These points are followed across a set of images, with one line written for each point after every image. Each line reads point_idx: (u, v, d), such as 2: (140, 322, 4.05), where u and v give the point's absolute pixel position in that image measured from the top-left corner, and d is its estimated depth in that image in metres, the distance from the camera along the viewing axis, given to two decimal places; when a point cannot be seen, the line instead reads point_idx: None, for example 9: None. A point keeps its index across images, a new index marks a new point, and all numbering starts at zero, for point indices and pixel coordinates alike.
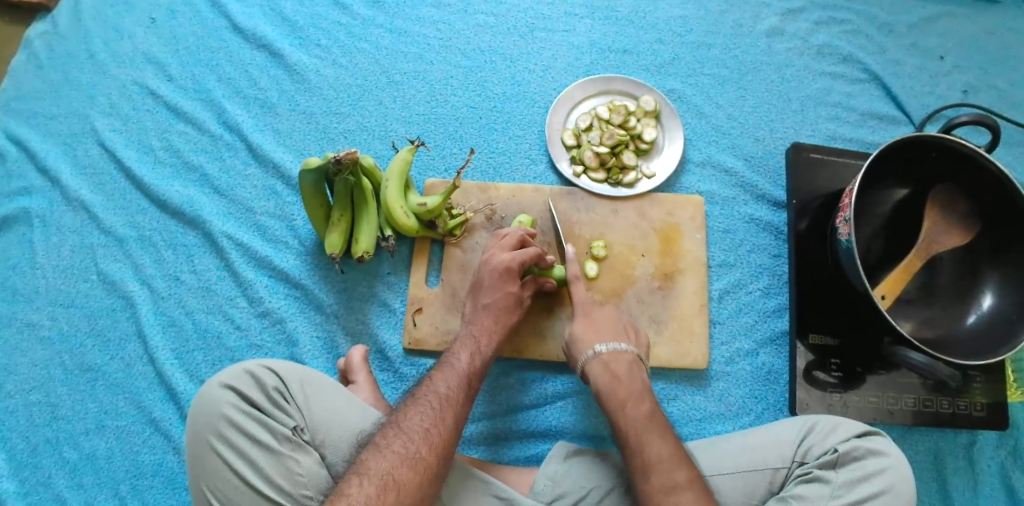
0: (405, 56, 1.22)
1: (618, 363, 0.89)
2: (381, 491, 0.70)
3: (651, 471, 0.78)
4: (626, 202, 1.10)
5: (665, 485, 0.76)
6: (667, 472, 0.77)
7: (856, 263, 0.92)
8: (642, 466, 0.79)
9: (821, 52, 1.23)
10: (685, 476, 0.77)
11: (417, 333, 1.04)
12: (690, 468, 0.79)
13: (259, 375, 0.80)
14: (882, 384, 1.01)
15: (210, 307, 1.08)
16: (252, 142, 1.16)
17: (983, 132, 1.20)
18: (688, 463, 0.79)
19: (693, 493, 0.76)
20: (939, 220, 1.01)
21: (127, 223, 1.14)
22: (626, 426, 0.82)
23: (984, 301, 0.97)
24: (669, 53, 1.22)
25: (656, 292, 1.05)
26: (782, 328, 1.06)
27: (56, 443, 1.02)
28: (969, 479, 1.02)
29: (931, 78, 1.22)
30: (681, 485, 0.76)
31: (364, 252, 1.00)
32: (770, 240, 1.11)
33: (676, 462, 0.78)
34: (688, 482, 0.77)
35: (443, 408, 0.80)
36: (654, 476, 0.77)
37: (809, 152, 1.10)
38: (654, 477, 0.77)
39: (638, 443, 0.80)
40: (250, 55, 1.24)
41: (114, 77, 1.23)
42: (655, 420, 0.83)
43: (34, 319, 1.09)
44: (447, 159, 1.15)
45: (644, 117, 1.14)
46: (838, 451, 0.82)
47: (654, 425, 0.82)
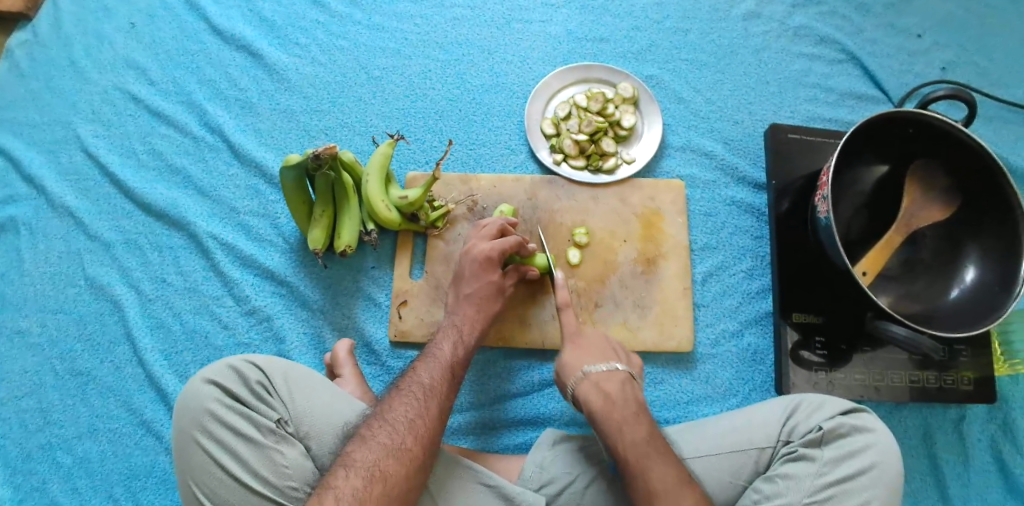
0: (383, 51, 1.22)
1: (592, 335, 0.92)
2: (368, 482, 0.71)
3: (590, 385, 0.84)
4: (607, 188, 1.10)
5: (599, 396, 0.82)
6: (604, 385, 0.83)
7: (836, 241, 0.93)
8: (582, 381, 0.85)
9: (798, 34, 1.23)
10: (618, 389, 0.83)
11: (402, 325, 1.05)
12: (629, 386, 0.84)
13: (243, 368, 0.80)
14: (867, 361, 1.01)
15: (197, 308, 1.08)
16: (233, 142, 1.17)
17: (961, 107, 1.21)
18: (626, 379, 0.85)
19: (623, 403, 0.81)
20: (920, 195, 1.01)
21: (112, 227, 1.14)
22: (572, 352, 0.89)
23: (966, 275, 0.98)
24: (646, 40, 1.23)
25: (640, 277, 1.06)
26: (766, 309, 1.07)
27: (49, 448, 1.03)
28: (959, 453, 1.02)
29: (908, 56, 1.22)
30: (614, 394, 0.82)
31: (347, 246, 1.01)
32: (752, 222, 1.12)
33: (616, 377, 0.84)
34: (623, 395, 0.82)
35: (427, 398, 0.80)
36: (592, 389, 0.83)
37: (787, 133, 1.11)
38: (593, 391, 0.83)
39: (580, 363, 0.87)
40: (230, 56, 1.24)
41: (95, 83, 1.23)
42: (604, 348, 0.89)
43: (23, 326, 1.09)
44: (428, 152, 1.16)
45: (622, 103, 1.14)
46: (823, 429, 0.81)
47: (601, 350, 0.89)
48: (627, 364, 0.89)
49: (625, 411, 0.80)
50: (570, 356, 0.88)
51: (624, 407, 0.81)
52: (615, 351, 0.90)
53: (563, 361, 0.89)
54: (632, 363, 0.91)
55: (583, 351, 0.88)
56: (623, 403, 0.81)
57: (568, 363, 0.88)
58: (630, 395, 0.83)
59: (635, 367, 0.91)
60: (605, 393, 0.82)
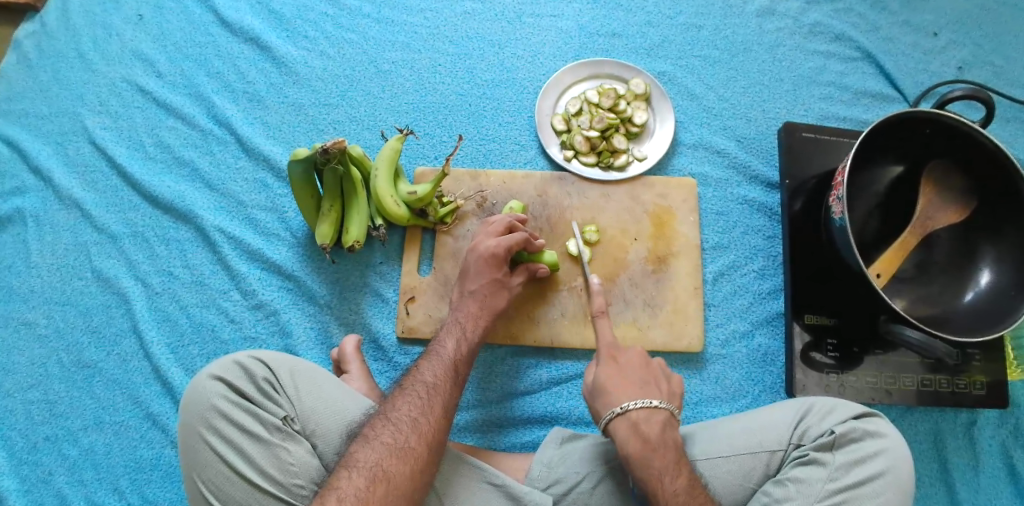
0: (393, 45, 1.21)
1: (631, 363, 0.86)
2: (371, 483, 0.70)
3: (628, 426, 0.79)
4: (618, 185, 1.09)
5: (638, 440, 0.78)
6: (644, 428, 0.79)
7: (849, 241, 0.92)
8: (619, 419, 0.80)
9: (813, 31, 1.21)
10: (657, 433, 0.79)
11: (410, 321, 1.04)
12: (669, 428, 0.80)
13: (249, 365, 0.80)
14: (879, 364, 1.00)
15: (204, 301, 1.08)
16: (241, 135, 1.16)
17: (978, 107, 1.19)
18: (666, 420, 0.80)
19: (663, 450, 0.77)
20: (934, 197, 0.99)
21: (119, 220, 1.14)
22: (608, 382, 0.84)
23: (981, 278, 0.97)
24: (658, 35, 1.21)
25: (650, 276, 1.05)
26: (778, 310, 1.06)
27: (54, 440, 1.02)
28: (970, 458, 1.01)
29: (925, 54, 1.20)
30: (653, 440, 0.78)
31: (355, 241, 1.00)
32: (764, 221, 1.10)
33: (656, 418, 0.80)
34: (663, 440, 0.79)
35: (430, 395, 0.79)
36: (630, 430, 0.79)
37: (803, 131, 1.09)
38: (632, 434, 0.79)
39: (618, 398, 0.82)
40: (238, 48, 1.23)
41: (103, 75, 1.23)
42: (645, 378, 0.84)
43: (30, 317, 1.09)
44: (437, 147, 1.15)
45: (634, 100, 1.13)
46: (835, 433, 0.80)
47: (640, 382, 0.84)
48: (666, 397, 0.83)
49: (665, 459, 0.77)
50: (608, 386, 0.83)
51: (663, 456, 0.77)
52: (656, 380, 0.85)
53: (600, 391, 0.83)
54: (671, 390, 0.85)
55: (621, 382, 0.83)
56: (663, 450, 0.78)
57: (608, 394, 0.83)
58: (669, 439, 0.79)
59: (674, 395, 0.85)
60: (642, 436, 0.78)
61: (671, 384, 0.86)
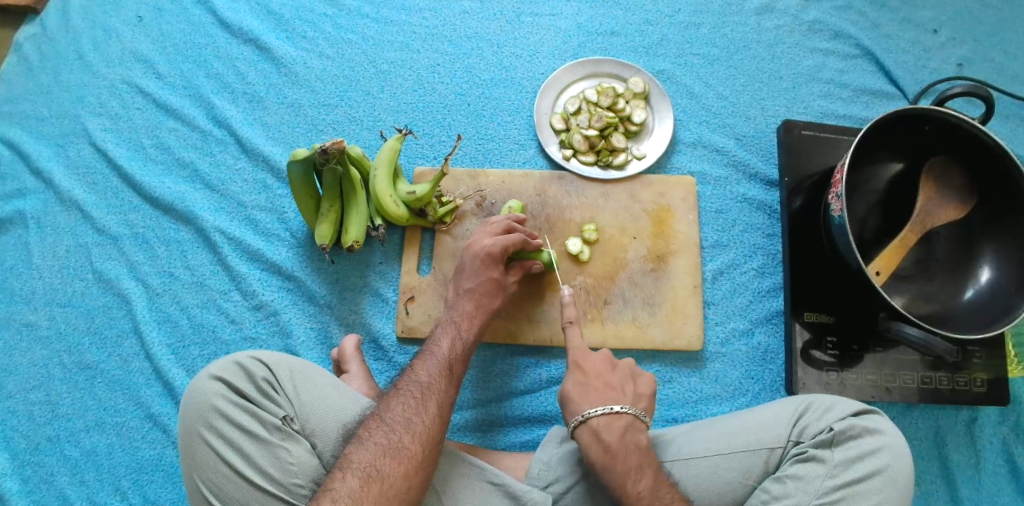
0: (392, 45, 1.21)
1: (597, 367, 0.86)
2: (365, 483, 0.70)
3: (590, 433, 0.80)
4: (617, 184, 1.09)
5: (599, 448, 0.79)
6: (605, 435, 0.79)
7: (848, 239, 0.92)
8: (582, 427, 0.81)
9: (813, 29, 1.21)
10: (618, 439, 0.79)
11: (410, 321, 1.04)
12: (631, 433, 0.81)
13: (248, 365, 0.80)
14: (880, 361, 1.00)
15: (204, 302, 1.08)
16: (241, 136, 1.16)
17: (978, 104, 1.19)
18: (628, 424, 0.81)
19: (625, 456, 0.78)
20: (934, 193, 0.98)
21: (120, 221, 1.14)
22: (572, 388, 0.84)
23: (981, 275, 0.96)
24: (657, 34, 1.21)
25: (649, 274, 1.05)
26: (779, 308, 1.06)
27: (56, 441, 1.03)
28: (971, 456, 1.01)
29: (924, 51, 1.20)
30: (614, 446, 0.79)
31: (354, 241, 1.00)
32: (764, 219, 1.10)
33: (618, 424, 0.80)
34: (624, 445, 0.79)
35: (425, 395, 0.80)
36: (592, 437, 0.80)
37: (801, 129, 1.09)
38: (593, 440, 0.80)
39: (580, 405, 0.82)
40: (238, 49, 1.23)
41: (103, 77, 1.23)
42: (609, 382, 0.85)
43: (31, 319, 1.09)
44: (436, 146, 1.15)
45: (633, 98, 1.13)
46: (834, 430, 0.80)
47: (603, 387, 0.84)
48: (631, 401, 0.84)
49: (628, 464, 0.78)
50: (571, 392, 0.84)
51: (624, 461, 0.78)
52: (620, 385, 0.85)
53: (565, 397, 0.84)
54: (638, 392, 0.85)
55: (584, 387, 0.84)
56: (625, 455, 0.79)
57: (570, 400, 0.84)
58: (631, 443, 0.80)
59: (643, 397, 0.85)
60: (604, 442, 0.79)
61: (637, 387, 0.85)
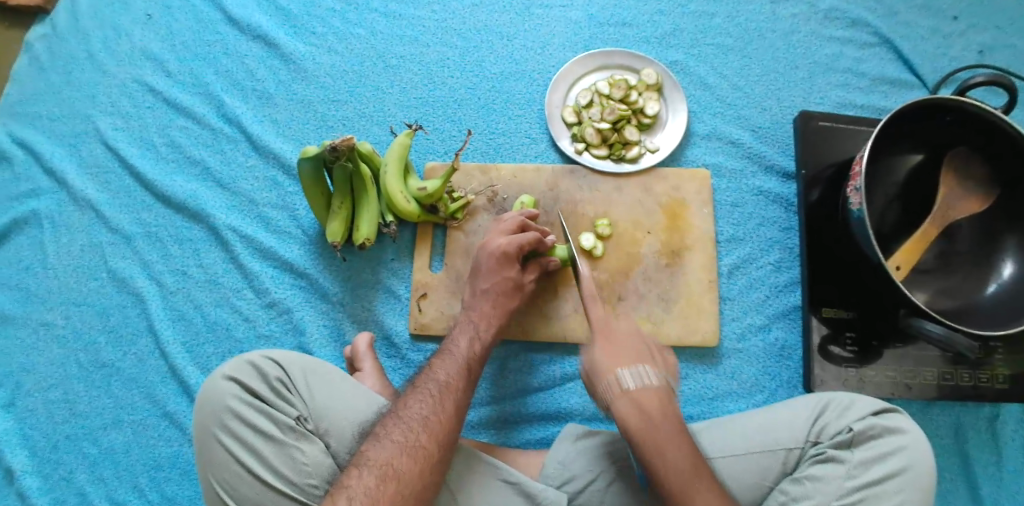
0: (401, 39, 1.20)
1: (648, 399, 0.77)
2: (381, 481, 0.69)
3: (629, 402, 0.76)
4: (630, 178, 1.08)
5: (638, 417, 0.75)
6: (641, 399, 0.76)
7: (868, 233, 0.90)
8: (620, 398, 0.77)
9: (828, 17, 1.19)
10: (658, 408, 0.76)
11: (422, 318, 1.04)
12: (667, 400, 0.78)
13: (262, 365, 0.80)
14: (899, 357, 0.98)
15: (218, 300, 1.08)
16: (251, 134, 1.15)
17: (999, 92, 1.16)
18: (664, 391, 0.78)
19: (663, 423, 0.75)
20: (955, 184, 0.96)
21: (133, 220, 1.14)
22: (602, 349, 0.82)
23: (1003, 270, 0.94)
24: (670, 24, 1.19)
25: (663, 269, 1.03)
26: (795, 303, 1.04)
27: (74, 439, 1.03)
28: (992, 453, 0.99)
29: (944, 39, 1.17)
30: (652, 412, 0.76)
31: (366, 239, 0.99)
32: (780, 213, 1.08)
33: (653, 394, 0.77)
34: (663, 414, 0.76)
35: (443, 394, 0.79)
36: (630, 406, 0.76)
37: (819, 120, 1.07)
38: (633, 410, 0.76)
39: (614, 366, 0.80)
40: (247, 46, 1.22)
41: (114, 75, 1.23)
42: (639, 347, 0.82)
43: (48, 318, 1.10)
44: (447, 142, 1.14)
45: (645, 90, 1.11)
46: (853, 430, 0.79)
47: (634, 350, 0.81)
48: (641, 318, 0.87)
49: (665, 433, 0.74)
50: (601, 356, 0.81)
51: (663, 428, 0.75)
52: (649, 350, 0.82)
53: (595, 362, 0.81)
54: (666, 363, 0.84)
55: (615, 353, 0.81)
56: (662, 422, 0.75)
57: (602, 372, 0.80)
58: (670, 413, 0.76)
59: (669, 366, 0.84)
60: (647, 418, 0.75)
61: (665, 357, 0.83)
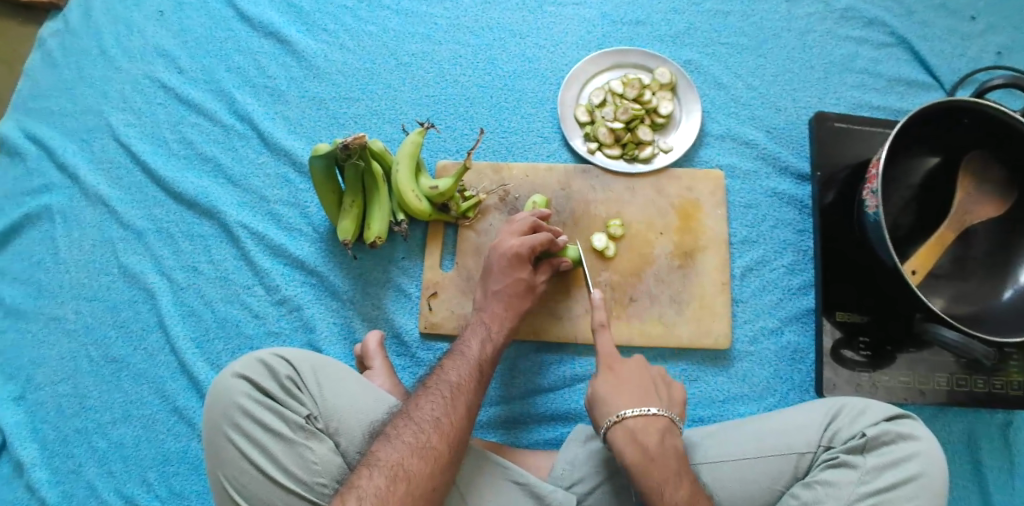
0: (413, 36, 1.20)
1: (624, 353, 0.84)
2: (392, 482, 0.69)
3: (591, 323, 0.88)
4: (643, 178, 1.07)
5: (596, 332, 0.87)
6: (600, 320, 0.88)
7: (883, 236, 0.89)
8: (585, 318, 0.89)
9: (845, 16, 1.17)
10: (615, 332, 0.87)
11: (432, 317, 1.03)
12: (628, 330, 0.88)
13: (272, 363, 0.80)
14: (913, 363, 0.97)
15: (228, 296, 1.08)
16: (263, 131, 1.15)
17: (1018, 95, 1.15)
18: (625, 318, 0.88)
19: (616, 341, 0.86)
20: (973, 188, 0.96)
21: (144, 216, 1.14)
22: (581, 287, 0.93)
23: (1021, 275, 0.92)
24: (684, 23, 1.18)
25: (675, 271, 1.03)
26: (808, 306, 1.03)
27: (84, 433, 1.04)
28: (1005, 460, 0.98)
29: (962, 40, 1.16)
30: (611, 333, 0.87)
31: (377, 237, 0.99)
32: (794, 215, 1.08)
33: (612, 316, 0.88)
34: (619, 336, 0.86)
35: (454, 395, 0.78)
36: (592, 327, 0.88)
37: (834, 122, 1.06)
38: (593, 329, 0.88)
39: (585, 297, 0.91)
40: (259, 43, 1.22)
41: (126, 71, 1.22)
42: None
43: (59, 313, 1.10)
44: (458, 140, 1.13)
45: (659, 90, 1.10)
46: (867, 436, 0.78)
47: (607, 289, 0.92)
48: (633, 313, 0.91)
49: (625, 362, 0.83)
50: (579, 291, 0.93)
51: (617, 348, 0.85)
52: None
53: None
54: None
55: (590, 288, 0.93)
56: (619, 342, 0.86)
57: (589, 326, 0.88)
58: (627, 340, 0.86)
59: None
60: (602, 335, 0.86)
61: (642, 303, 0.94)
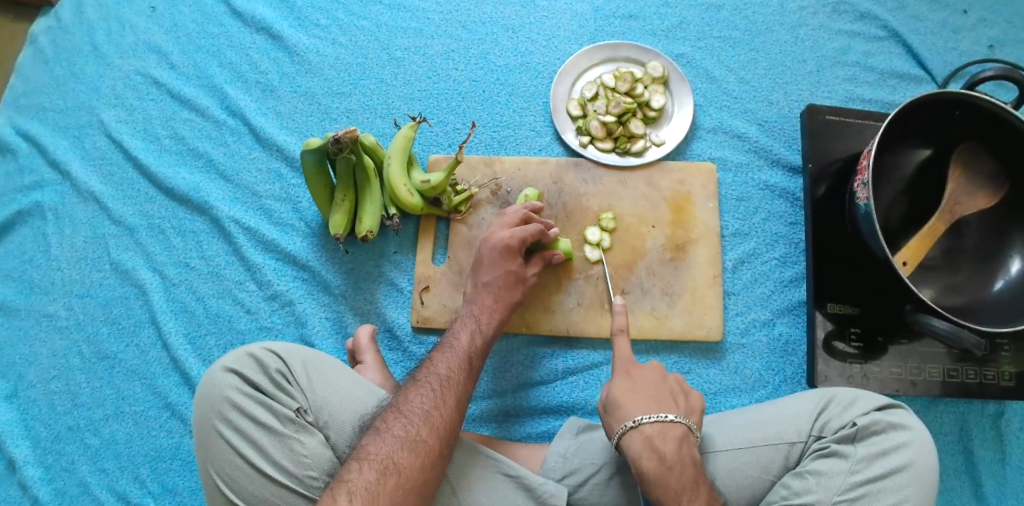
0: (405, 31, 1.19)
1: (665, 439, 0.76)
2: (382, 475, 0.69)
3: (642, 439, 0.76)
4: (635, 172, 1.07)
5: (653, 457, 0.74)
6: (658, 444, 0.75)
7: (874, 228, 0.89)
8: (632, 434, 0.76)
9: (837, 10, 1.17)
10: (674, 450, 0.75)
11: (425, 311, 1.03)
12: (686, 444, 0.76)
13: (262, 357, 0.80)
14: (904, 354, 0.97)
15: (220, 292, 1.08)
16: (255, 126, 1.15)
17: (1010, 87, 1.15)
18: (683, 434, 0.76)
19: (681, 469, 0.73)
20: (964, 181, 0.96)
21: (136, 212, 1.14)
22: (624, 392, 0.80)
23: (1012, 265, 0.93)
24: (676, 17, 1.18)
25: (668, 264, 1.03)
26: (800, 298, 1.03)
27: (76, 430, 1.03)
28: (997, 451, 0.99)
29: (953, 33, 1.16)
30: (670, 457, 0.74)
31: (369, 231, 0.98)
32: (786, 207, 1.08)
33: (672, 435, 0.76)
34: (680, 457, 0.74)
35: (444, 389, 0.78)
36: (644, 445, 0.75)
37: (825, 114, 1.06)
38: (645, 450, 0.75)
39: (631, 410, 0.78)
40: (250, 38, 1.22)
41: (118, 67, 1.22)
42: (659, 390, 0.81)
43: (51, 309, 1.10)
44: (450, 134, 1.13)
45: (651, 84, 1.10)
46: (857, 425, 0.78)
47: (654, 396, 0.80)
48: (683, 411, 0.79)
49: (683, 478, 0.73)
50: (620, 396, 0.80)
51: (681, 475, 0.73)
52: (671, 394, 0.81)
53: (613, 401, 0.80)
54: (690, 405, 0.81)
55: (635, 395, 0.80)
56: (681, 468, 0.74)
57: (619, 406, 0.79)
58: (687, 455, 0.75)
59: (694, 412, 0.81)
60: (661, 458, 0.74)
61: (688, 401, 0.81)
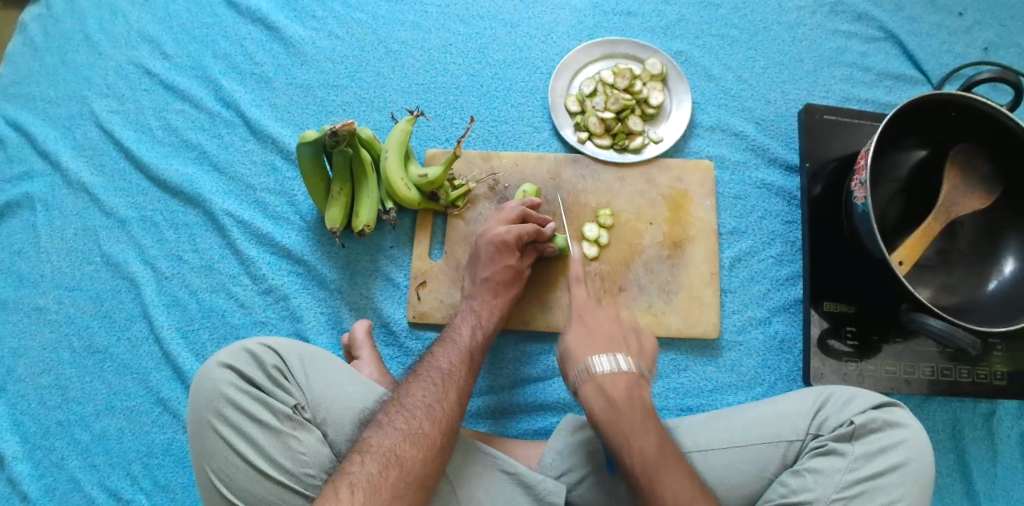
0: (402, 25, 1.19)
1: (617, 385, 0.77)
2: (384, 468, 0.68)
3: (595, 387, 0.77)
4: (633, 168, 1.07)
5: (604, 401, 0.76)
6: (610, 389, 0.77)
7: (872, 227, 0.89)
8: (586, 381, 0.78)
9: (835, 10, 1.18)
10: (624, 393, 0.76)
11: (421, 306, 1.03)
12: (637, 388, 0.78)
13: (259, 353, 0.79)
14: (898, 353, 0.97)
15: (214, 286, 1.07)
16: (250, 118, 1.14)
17: (1004, 90, 1.16)
18: (634, 379, 0.78)
19: (631, 411, 0.75)
20: (959, 181, 0.95)
21: (128, 204, 1.12)
22: (577, 340, 0.82)
23: (1004, 267, 0.94)
24: (675, 14, 1.18)
25: (665, 261, 1.03)
26: (796, 297, 1.03)
27: (66, 425, 1.02)
28: (988, 449, 0.99)
29: (949, 35, 1.17)
30: (620, 400, 0.76)
31: (365, 225, 0.98)
32: (783, 206, 1.08)
33: (622, 380, 0.77)
34: (630, 400, 0.76)
35: (445, 382, 0.78)
36: (596, 391, 0.77)
37: (822, 113, 1.07)
38: (598, 394, 0.77)
39: (586, 355, 0.80)
40: (246, 29, 1.20)
41: (110, 57, 1.20)
42: (612, 336, 0.83)
43: (40, 303, 1.08)
44: (448, 128, 1.13)
45: (650, 80, 1.10)
46: (855, 423, 0.78)
47: (608, 341, 0.82)
48: (635, 357, 0.81)
49: (633, 420, 0.74)
50: (575, 344, 0.82)
51: (631, 415, 0.75)
52: (624, 338, 0.82)
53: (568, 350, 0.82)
54: (641, 350, 0.83)
55: (588, 341, 0.82)
56: (631, 408, 0.75)
57: (574, 355, 0.81)
58: (637, 400, 0.76)
59: (646, 358, 0.83)
60: (612, 403, 0.76)
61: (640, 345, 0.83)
